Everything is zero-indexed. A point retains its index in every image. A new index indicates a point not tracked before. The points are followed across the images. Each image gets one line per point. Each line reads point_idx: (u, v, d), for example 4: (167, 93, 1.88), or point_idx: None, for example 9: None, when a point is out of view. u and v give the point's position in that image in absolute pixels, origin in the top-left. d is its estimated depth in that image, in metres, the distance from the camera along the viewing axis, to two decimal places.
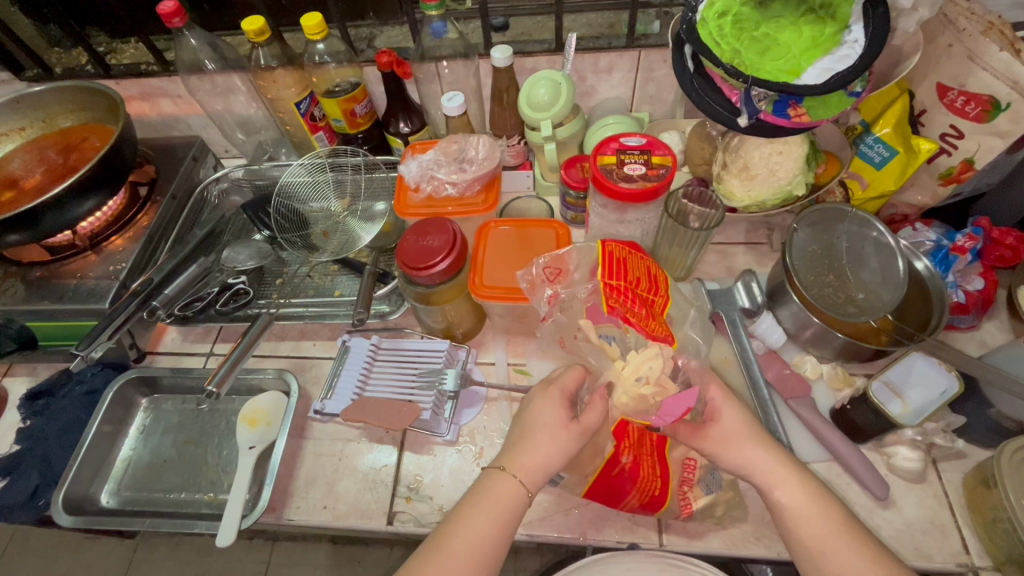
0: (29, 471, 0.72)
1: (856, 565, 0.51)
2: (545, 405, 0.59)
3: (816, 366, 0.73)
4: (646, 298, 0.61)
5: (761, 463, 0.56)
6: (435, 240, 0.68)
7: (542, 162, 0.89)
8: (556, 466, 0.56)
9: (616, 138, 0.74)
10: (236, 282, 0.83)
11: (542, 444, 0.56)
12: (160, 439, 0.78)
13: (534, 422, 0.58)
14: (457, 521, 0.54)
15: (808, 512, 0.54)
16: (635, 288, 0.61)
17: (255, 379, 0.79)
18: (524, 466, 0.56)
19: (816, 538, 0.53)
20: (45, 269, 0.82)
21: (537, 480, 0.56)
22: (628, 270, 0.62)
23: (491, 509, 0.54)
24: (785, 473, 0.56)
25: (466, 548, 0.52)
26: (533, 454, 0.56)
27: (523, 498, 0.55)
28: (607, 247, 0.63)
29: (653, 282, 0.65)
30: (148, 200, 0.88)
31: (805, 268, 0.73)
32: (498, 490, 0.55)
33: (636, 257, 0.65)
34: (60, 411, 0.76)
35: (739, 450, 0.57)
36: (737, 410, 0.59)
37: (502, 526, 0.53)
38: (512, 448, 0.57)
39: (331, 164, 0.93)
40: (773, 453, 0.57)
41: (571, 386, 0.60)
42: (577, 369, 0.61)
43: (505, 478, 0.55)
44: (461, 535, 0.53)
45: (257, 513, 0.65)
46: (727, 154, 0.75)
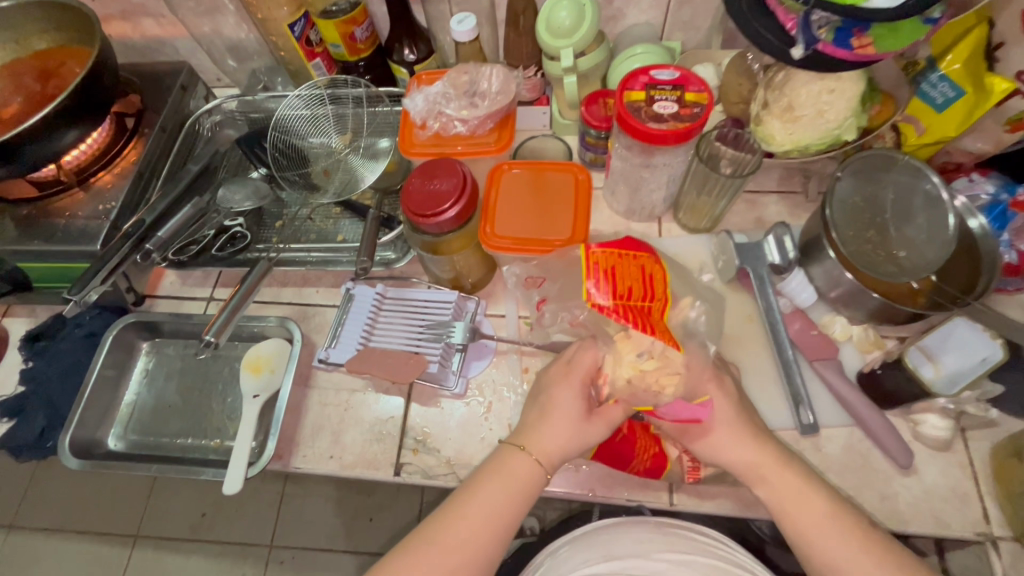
0: (35, 413, 0.72)
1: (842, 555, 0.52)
2: (566, 393, 0.57)
3: (846, 327, 0.68)
4: (640, 306, 0.54)
5: (752, 459, 0.56)
6: (443, 183, 0.62)
7: (561, 97, 0.80)
8: (573, 452, 0.56)
9: (646, 71, 0.66)
10: (233, 225, 0.81)
11: (561, 428, 0.56)
12: (163, 384, 0.76)
13: (553, 402, 0.57)
14: (472, 494, 0.55)
15: (799, 501, 0.54)
16: (625, 300, 0.54)
17: (257, 326, 0.76)
18: (541, 444, 0.56)
19: (811, 524, 0.53)
20: (34, 207, 0.78)
21: (553, 459, 0.56)
22: (616, 280, 0.54)
23: (506, 483, 0.55)
24: (767, 465, 0.55)
25: (480, 518, 0.54)
26: (553, 438, 0.56)
27: (540, 477, 0.55)
28: (590, 255, 0.56)
29: (648, 285, 0.56)
30: (136, 132, 0.82)
31: (845, 222, 0.67)
32: (514, 468, 0.55)
33: (627, 260, 0.57)
34: (61, 354, 0.74)
35: (720, 445, 0.57)
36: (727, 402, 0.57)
37: (515, 499, 0.54)
38: (530, 426, 0.57)
39: (329, 95, 0.86)
40: (760, 445, 0.56)
41: (591, 369, 0.58)
42: (591, 343, 0.59)
43: (521, 455, 0.56)
44: (476, 509, 0.54)
45: (263, 462, 0.65)
46: (770, 91, 0.67)
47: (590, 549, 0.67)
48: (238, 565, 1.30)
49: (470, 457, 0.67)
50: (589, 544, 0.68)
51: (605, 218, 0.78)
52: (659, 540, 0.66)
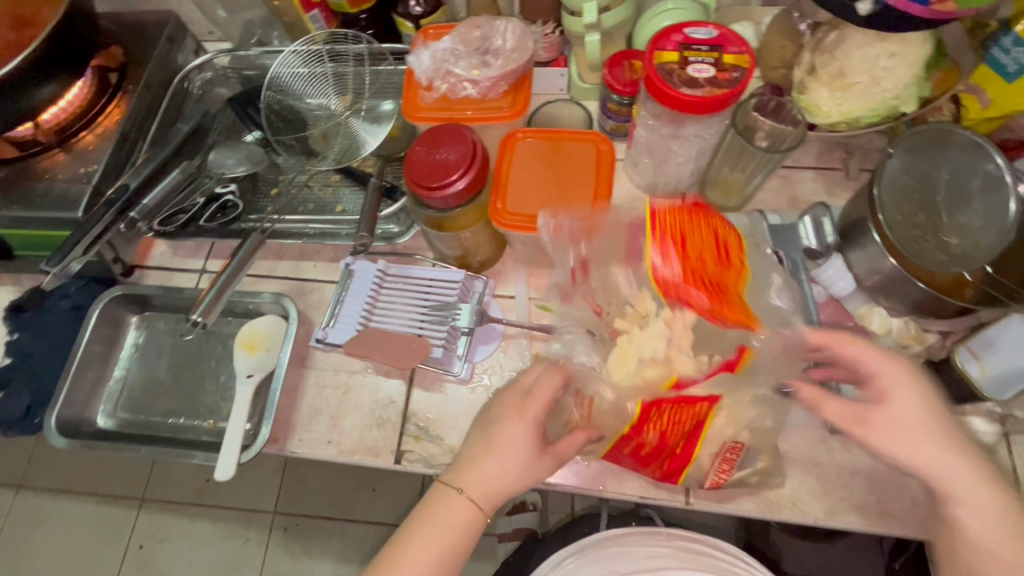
0: (20, 389, 0.69)
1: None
2: (514, 428, 0.51)
3: (885, 320, 0.62)
4: (711, 278, 0.48)
5: (954, 470, 0.46)
6: (450, 153, 0.56)
7: (582, 57, 0.73)
8: (517, 489, 0.52)
9: (680, 28, 0.59)
10: (224, 192, 0.75)
11: (504, 467, 0.51)
12: (154, 360, 0.73)
13: (494, 437, 0.52)
14: (410, 544, 0.50)
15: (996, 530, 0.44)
16: (692, 267, 0.49)
17: (251, 303, 0.71)
18: (479, 484, 0.51)
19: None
20: (12, 168, 0.72)
21: (492, 497, 0.51)
22: (684, 246, 0.49)
23: (442, 527, 0.50)
24: (963, 477, 0.45)
25: (417, 573, 0.49)
26: (494, 477, 0.51)
27: (480, 518, 0.51)
28: (655, 221, 0.50)
29: (724, 252, 0.51)
30: (119, 88, 0.76)
31: (892, 203, 0.60)
32: (449, 513, 0.50)
33: (695, 221, 0.52)
34: (46, 327, 0.71)
35: (906, 448, 0.46)
36: (916, 395, 0.47)
37: (453, 544, 0.50)
38: (467, 463, 0.52)
39: (328, 51, 0.79)
40: (972, 462, 0.46)
41: (546, 399, 0.52)
42: (557, 369, 0.53)
43: (456, 497, 0.51)
44: (413, 560, 0.49)
45: (257, 448, 0.62)
46: (818, 53, 0.60)
47: (599, 563, 0.67)
48: (242, 531, 1.31)
49: None
50: (597, 557, 0.67)
51: (625, 193, 0.72)
52: (672, 557, 0.66)
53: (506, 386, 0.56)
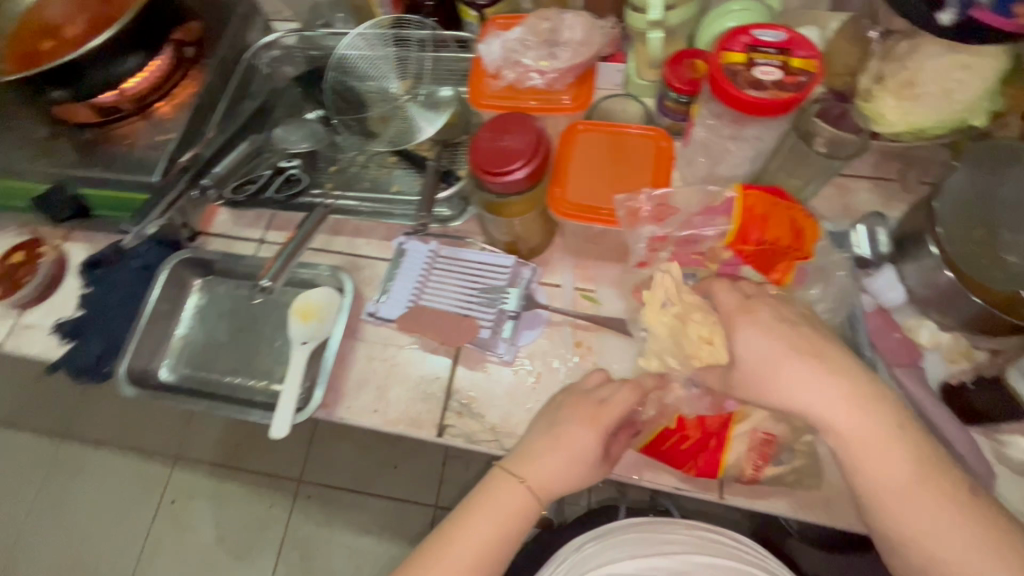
0: (93, 339, 0.74)
1: (917, 520, 0.46)
2: (584, 432, 0.54)
3: (934, 334, 0.63)
4: (779, 253, 0.57)
5: (821, 399, 0.48)
6: (516, 141, 0.58)
7: (642, 54, 0.73)
8: (571, 488, 0.55)
9: (749, 30, 0.59)
10: (289, 166, 0.79)
11: (566, 465, 0.54)
12: (215, 322, 0.77)
13: (560, 437, 0.54)
14: (467, 525, 0.53)
15: (870, 455, 0.47)
16: (763, 245, 0.57)
17: (307, 274, 0.75)
18: (539, 476, 0.54)
19: (881, 484, 0.47)
20: (95, 132, 0.77)
21: (551, 491, 0.54)
22: (765, 230, 0.57)
23: (499, 512, 0.53)
24: (845, 410, 0.47)
25: (473, 551, 0.52)
26: (554, 474, 0.54)
27: (534, 510, 0.54)
28: (740, 201, 0.57)
29: (796, 240, 0.58)
30: (195, 62, 0.80)
31: (954, 216, 0.59)
32: (509, 499, 0.54)
33: (780, 209, 0.58)
34: (119, 284, 0.75)
35: (785, 378, 0.48)
36: (768, 336, 0.50)
37: (507, 529, 0.53)
38: (532, 456, 0.55)
39: (393, 35, 0.81)
40: (833, 386, 0.48)
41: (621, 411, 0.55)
42: (629, 388, 0.56)
43: (516, 485, 0.54)
44: (469, 540, 0.52)
45: (311, 409, 0.66)
46: (888, 62, 0.59)
47: (617, 548, 0.65)
48: (268, 496, 1.36)
49: (514, 426, 0.65)
50: (614, 543, 0.66)
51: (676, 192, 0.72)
52: (690, 544, 0.64)
53: (573, 391, 0.58)
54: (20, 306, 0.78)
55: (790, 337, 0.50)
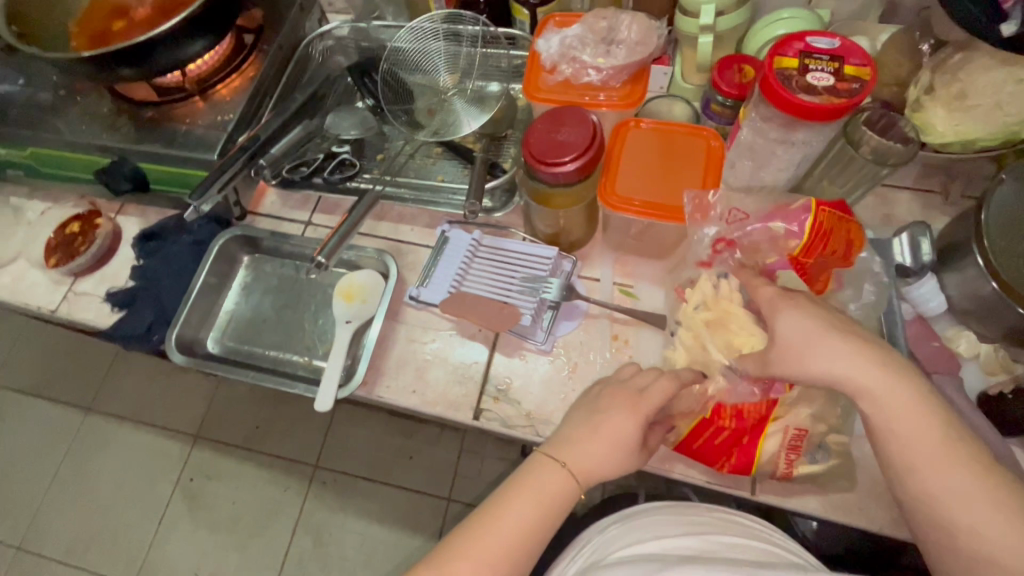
0: (144, 308, 0.76)
1: (955, 485, 0.47)
2: (624, 419, 0.55)
3: (973, 345, 0.63)
4: (830, 260, 0.60)
5: (849, 366, 0.50)
6: (570, 134, 0.60)
7: (690, 58, 0.75)
8: (610, 476, 0.56)
9: (802, 37, 0.60)
10: (340, 151, 0.81)
11: (606, 452, 0.55)
12: (261, 298, 0.80)
13: (601, 424, 0.56)
14: (508, 507, 0.54)
15: (904, 421, 0.49)
16: (821, 254, 0.59)
17: (352, 256, 0.78)
18: (580, 461, 0.55)
19: (912, 447, 0.48)
20: (156, 110, 0.80)
21: (591, 479, 0.55)
22: (827, 242, 0.59)
23: (541, 496, 0.54)
24: (873, 374, 0.49)
25: (515, 532, 0.53)
26: (595, 461, 0.55)
27: (573, 497, 0.55)
28: (812, 219, 0.58)
29: (850, 260, 0.61)
30: (255, 48, 0.83)
31: (1001, 227, 0.60)
32: (550, 484, 0.54)
33: (841, 225, 0.59)
34: (172, 257, 0.79)
35: (816, 347, 0.50)
36: (801, 310, 0.52)
37: (548, 513, 0.54)
38: (572, 443, 0.56)
39: (446, 30, 0.83)
40: (859, 353, 0.50)
41: (656, 404, 0.56)
42: (670, 382, 0.57)
43: (557, 470, 0.55)
44: (511, 522, 0.53)
45: (352, 386, 0.67)
46: (939, 73, 0.61)
47: (640, 529, 0.65)
48: (284, 479, 1.38)
49: (550, 413, 0.67)
50: (639, 524, 0.66)
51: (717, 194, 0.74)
52: (713, 525, 0.65)
53: (608, 382, 0.60)
54: (73, 274, 0.80)
55: (824, 314, 0.52)
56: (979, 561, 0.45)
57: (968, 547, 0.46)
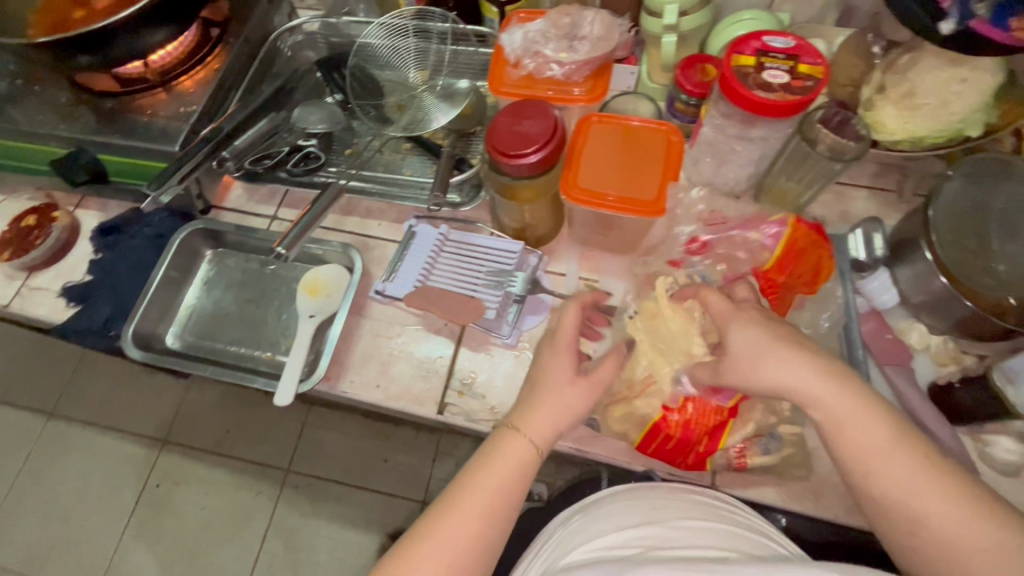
0: (100, 302, 0.74)
1: (905, 485, 0.47)
2: (559, 362, 0.57)
3: (924, 336, 0.65)
4: (796, 282, 0.63)
5: (797, 379, 0.51)
6: (533, 126, 0.61)
7: (655, 57, 0.76)
8: (568, 424, 0.56)
9: (759, 36, 0.62)
10: (307, 145, 0.80)
11: (553, 401, 0.56)
12: (223, 293, 0.79)
13: (540, 376, 0.57)
14: (472, 482, 0.53)
15: (853, 427, 0.49)
16: (789, 274, 0.62)
17: (318, 250, 0.77)
18: (537, 426, 0.55)
19: (862, 453, 0.49)
20: (117, 101, 0.78)
21: (550, 435, 0.55)
22: (797, 263, 0.62)
23: (503, 467, 0.54)
24: (820, 386, 0.50)
25: (484, 506, 0.52)
26: (546, 414, 0.55)
27: (536, 458, 0.55)
28: (788, 233, 0.62)
29: (814, 289, 0.64)
30: (220, 41, 0.82)
31: (948, 224, 0.62)
32: (510, 450, 0.54)
33: (816, 249, 0.63)
34: (131, 250, 0.77)
35: (765, 361, 0.51)
36: (748, 326, 0.53)
37: (512, 482, 0.54)
38: (525, 405, 0.57)
39: (415, 26, 0.83)
40: (806, 365, 0.51)
41: (570, 337, 0.58)
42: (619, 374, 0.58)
43: (517, 438, 0.55)
44: (477, 497, 0.52)
45: (315, 380, 0.67)
46: (890, 73, 0.63)
47: (603, 519, 0.61)
48: (254, 484, 1.35)
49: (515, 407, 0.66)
50: (601, 515, 0.62)
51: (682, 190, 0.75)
52: (673, 507, 0.59)
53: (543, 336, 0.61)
54: (28, 269, 0.78)
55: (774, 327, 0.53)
56: (942, 554, 0.46)
57: (932, 542, 0.46)
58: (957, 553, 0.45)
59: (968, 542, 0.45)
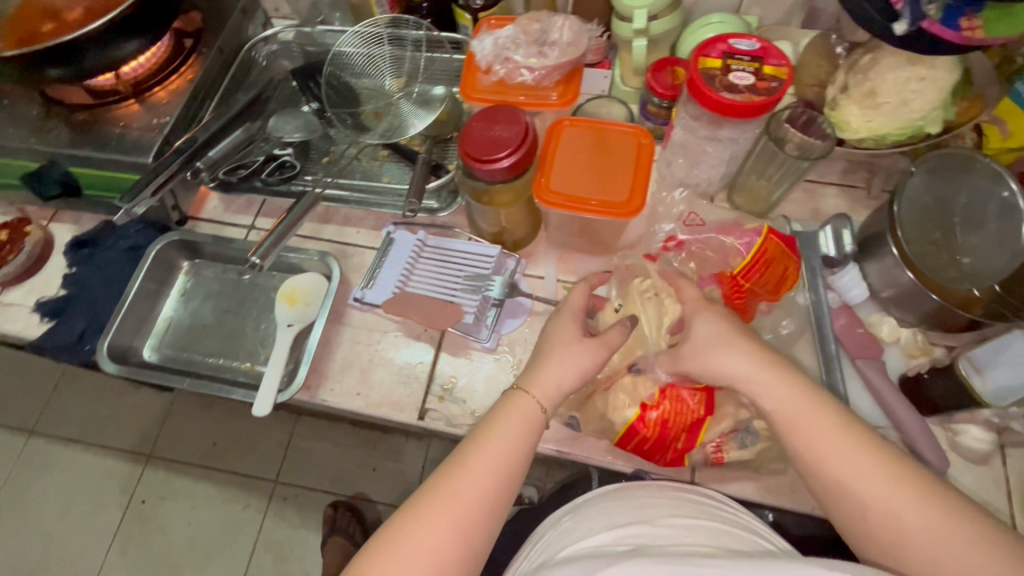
0: (75, 317, 0.74)
1: (854, 468, 0.48)
2: (565, 324, 0.58)
3: (894, 329, 0.66)
4: (761, 289, 0.62)
5: (745, 370, 0.53)
6: (504, 130, 0.61)
7: (627, 61, 0.77)
8: (573, 383, 0.56)
9: (725, 39, 0.63)
10: (282, 154, 0.81)
11: (561, 361, 0.56)
12: (200, 304, 0.78)
13: (549, 338, 0.58)
14: (480, 443, 0.52)
15: (806, 415, 0.50)
16: (752, 282, 0.61)
17: (295, 258, 0.77)
18: (544, 386, 0.55)
19: (811, 441, 0.50)
20: (88, 114, 0.78)
21: (556, 395, 0.55)
22: (763, 272, 0.61)
23: (510, 427, 0.53)
24: (767, 376, 0.52)
25: (491, 466, 0.51)
26: (552, 373, 0.55)
27: (541, 419, 0.55)
28: (759, 242, 0.61)
29: (777, 296, 0.63)
30: (194, 52, 0.82)
31: (912, 220, 0.64)
32: (517, 410, 0.54)
33: (785, 258, 0.62)
34: (105, 263, 0.76)
35: (714, 353, 0.54)
36: (706, 317, 0.56)
37: (520, 442, 0.53)
38: (532, 368, 0.57)
39: (390, 34, 0.84)
40: (752, 358, 0.53)
41: (581, 306, 0.60)
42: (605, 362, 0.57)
43: (524, 398, 0.55)
44: (483, 457, 0.51)
45: (293, 389, 0.66)
46: (853, 74, 0.64)
47: (591, 519, 0.58)
48: (241, 496, 1.33)
49: None
50: (592, 514, 0.59)
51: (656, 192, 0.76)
52: (662, 506, 0.57)
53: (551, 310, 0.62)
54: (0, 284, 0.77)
55: (732, 321, 0.56)
56: (894, 540, 0.46)
57: (884, 530, 0.46)
58: (907, 535, 0.45)
59: (919, 528, 0.45)
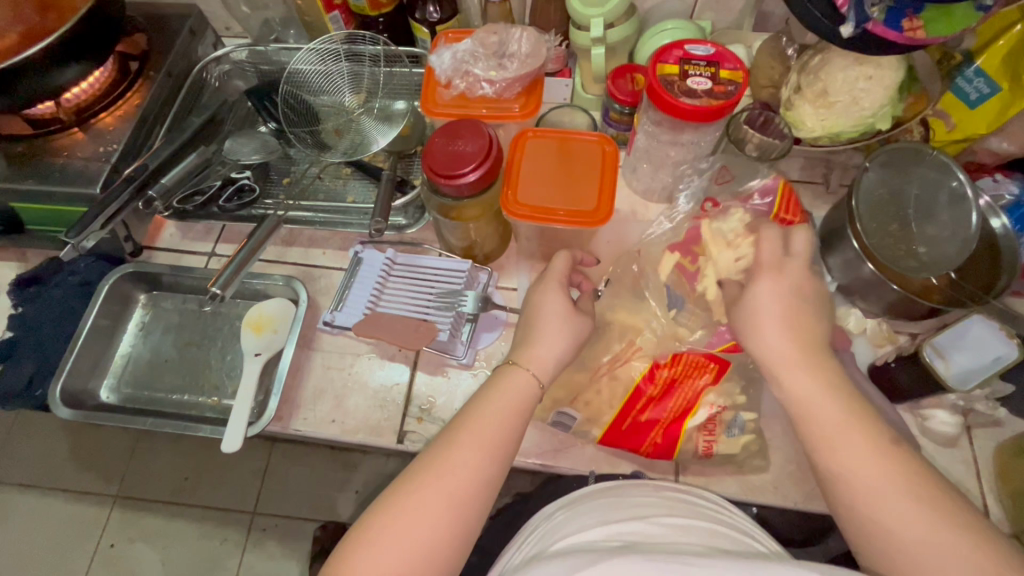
0: (25, 360, 0.70)
1: (914, 516, 0.42)
2: (553, 294, 0.58)
3: (861, 320, 0.68)
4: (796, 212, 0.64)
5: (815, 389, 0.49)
6: (468, 145, 0.61)
7: (586, 70, 0.78)
8: (565, 358, 0.56)
9: (681, 45, 0.64)
10: (240, 176, 0.77)
11: (550, 333, 0.55)
12: (160, 338, 0.75)
13: (541, 309, 0.57)
14: (471, 415, 0.51)
15: (872, 446, 0.45)
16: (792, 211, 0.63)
17: (260, 285, 0.74)
18: (539, 358, 0.54)
19: (872, 472, 0.45)
20: (28, 145, 0.74)
21: (548, 371, 0.55)
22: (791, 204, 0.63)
23: (504, 400, 0.52)
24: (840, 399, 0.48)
25: (479, 440, 0.49)
26: (545, 346, 0.55)
27: (534, 393, 0.53)
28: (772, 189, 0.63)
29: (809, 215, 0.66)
30: (140, 75, 0.78)
31: (868, 213, 0.66)
32: (511, 382, 0.53)
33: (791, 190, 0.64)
34: (54, 301, 0.72)
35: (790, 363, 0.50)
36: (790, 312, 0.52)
37: (510, 418, 0.51)
38: (526, 343, 0.56)
39: (346, 50, 0.82)
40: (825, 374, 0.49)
41: (564, 273, 0.60)
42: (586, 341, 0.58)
43: (518, 372, 0.54)
44: (471, 429, 0.50)
45: (264, 421, 0.64)
46: (804, 75, 0.66)
47: (582, 518, 0.55)
48: (217, 532, 1.27)
49: None
50: (585, 510, 0.57)
51: (623, 197, 0.77)
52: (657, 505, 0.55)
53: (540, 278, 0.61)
54: None
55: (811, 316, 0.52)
56: None
57: (907, 548, 0.42)
58: None
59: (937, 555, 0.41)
